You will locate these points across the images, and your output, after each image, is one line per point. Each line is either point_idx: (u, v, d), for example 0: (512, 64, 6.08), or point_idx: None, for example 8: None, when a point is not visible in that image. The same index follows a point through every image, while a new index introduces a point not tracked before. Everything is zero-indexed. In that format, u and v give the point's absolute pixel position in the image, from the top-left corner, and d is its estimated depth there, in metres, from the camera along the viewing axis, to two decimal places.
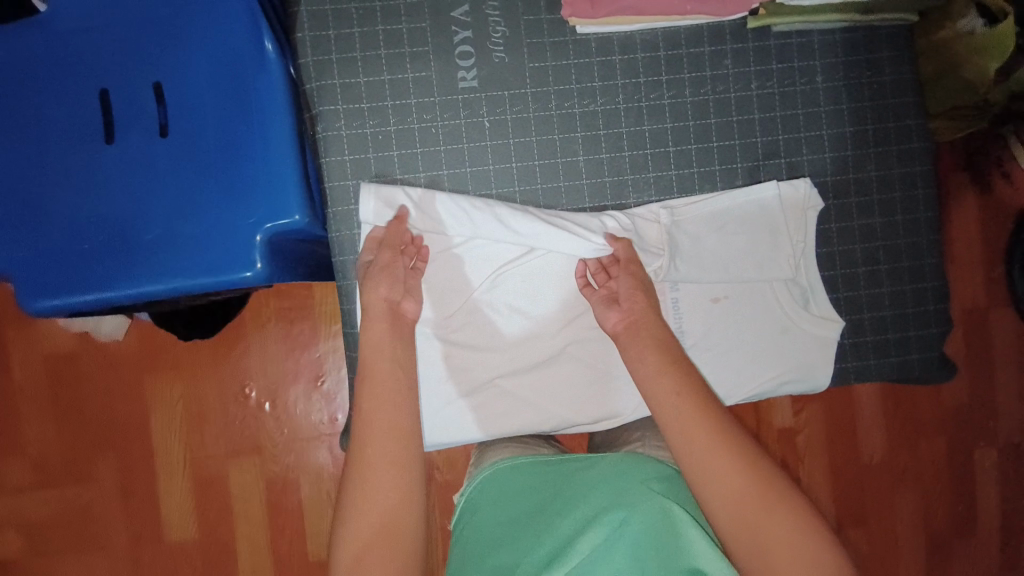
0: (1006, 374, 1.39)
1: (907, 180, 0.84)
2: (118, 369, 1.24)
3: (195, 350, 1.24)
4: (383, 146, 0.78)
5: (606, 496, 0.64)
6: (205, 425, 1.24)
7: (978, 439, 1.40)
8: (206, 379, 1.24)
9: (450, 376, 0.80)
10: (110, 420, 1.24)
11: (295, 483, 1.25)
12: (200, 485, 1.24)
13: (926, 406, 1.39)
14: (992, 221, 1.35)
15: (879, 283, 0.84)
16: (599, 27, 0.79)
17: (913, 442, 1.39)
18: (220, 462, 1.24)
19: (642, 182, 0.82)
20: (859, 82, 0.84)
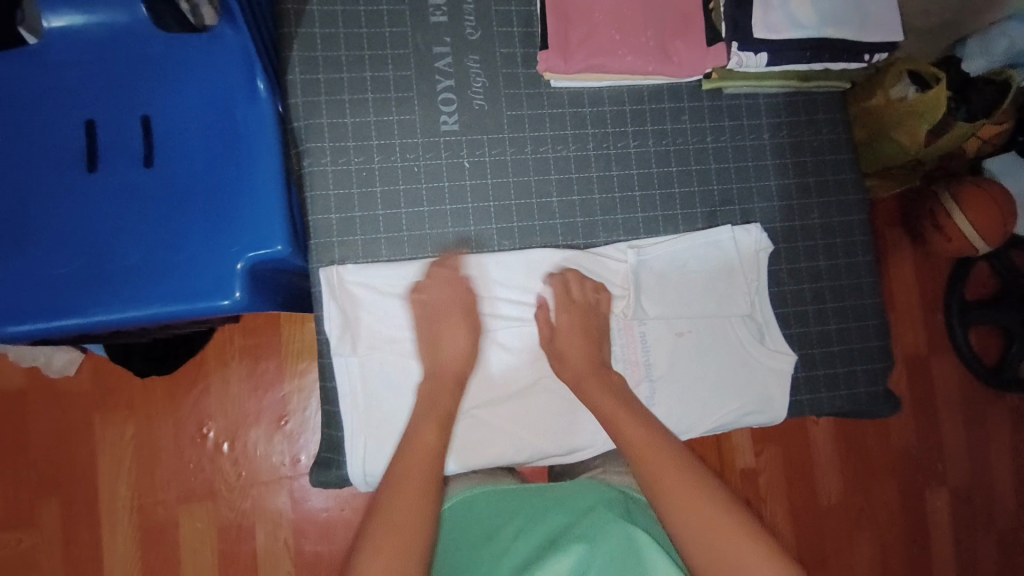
0: (947, 413, 1.48)
1: (846, 229, 0.93)
2: (67, 406, 1.18)
3: (154, 385, 1.20)
4: (366, 183, 0.82)
5: (574, 512, 0.68)
6: (157, 467, 1.19)
7: (925, 477, 1.47)
8: (161, 419, 1.20)
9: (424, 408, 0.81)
10: (53, 461, 1.17)
11: (252, 529, 1.20)
12: (147, 532, 1.18)
13: (877, 444, 1.46)
14: (924, 268, 1.48)
15: (826, 320, 0.91)
16: (570, 82, 0.86)
17: (865, 481, 1.45)
18: (171, 507, 1.19)
19: (611, 223, 0.87)
20: (802, 139, 0.93)
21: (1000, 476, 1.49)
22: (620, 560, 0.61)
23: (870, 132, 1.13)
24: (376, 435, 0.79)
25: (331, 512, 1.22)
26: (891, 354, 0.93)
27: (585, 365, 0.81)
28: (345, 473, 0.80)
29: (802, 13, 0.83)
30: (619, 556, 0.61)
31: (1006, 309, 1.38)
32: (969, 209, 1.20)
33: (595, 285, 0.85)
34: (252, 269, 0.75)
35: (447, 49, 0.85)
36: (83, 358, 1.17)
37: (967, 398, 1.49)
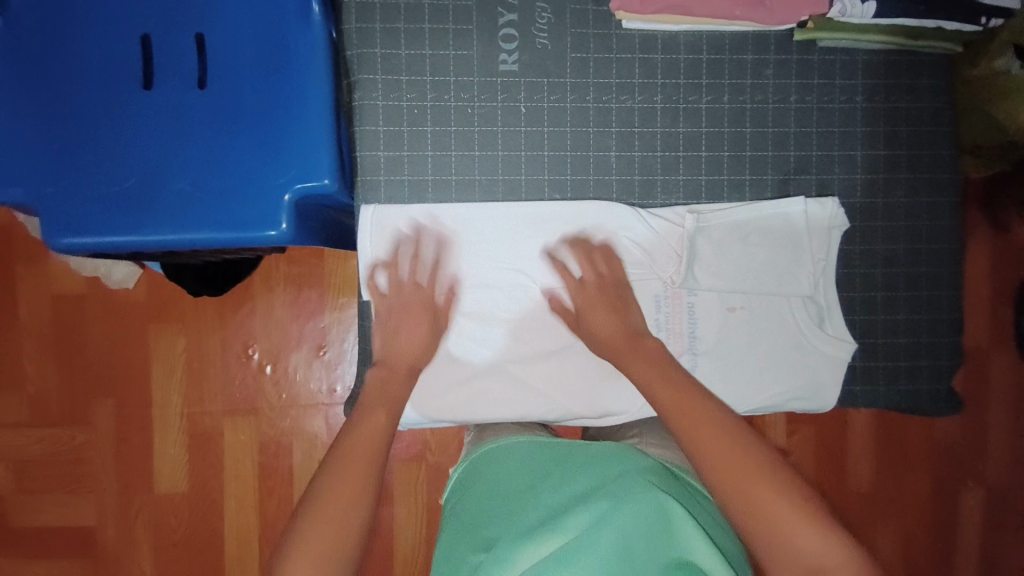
0: (1003, 419, 1.39)
1: (933, 211, 0.84)
2: (124, 316, 1.25)
3: (202, 305, 1.25)
4: (417, 121, 0.78)
5: (610, 471, 0.67)
6: (205, 381, 1.25)
7: (967, 479, 1.40)
8: (209, 337, 1.25)
9: (457, 355, 0.80)
10: (111, 366, 1.25)
11: (289, 447, 1.26)
12: (194, 439, 1.26)
13: (919, 438, 1.40)
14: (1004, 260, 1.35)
15: (895, 309, 0.84)
16: (644, 24, 0.78)
17: (901, 476, 1.40)
18: (216, 419, 1.26)
19: (671, 183, 0.82)
20: (897, 107, 0.83)
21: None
22: (645, 521, 0.59)
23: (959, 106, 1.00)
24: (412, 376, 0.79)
25: None
26: (960, 352, 0.86)
27: (631, 329, 0.78)
28: None
29: None
30: (645, 517, 0.59)
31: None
32: None
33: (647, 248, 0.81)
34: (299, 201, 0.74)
35: None
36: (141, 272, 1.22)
37: None
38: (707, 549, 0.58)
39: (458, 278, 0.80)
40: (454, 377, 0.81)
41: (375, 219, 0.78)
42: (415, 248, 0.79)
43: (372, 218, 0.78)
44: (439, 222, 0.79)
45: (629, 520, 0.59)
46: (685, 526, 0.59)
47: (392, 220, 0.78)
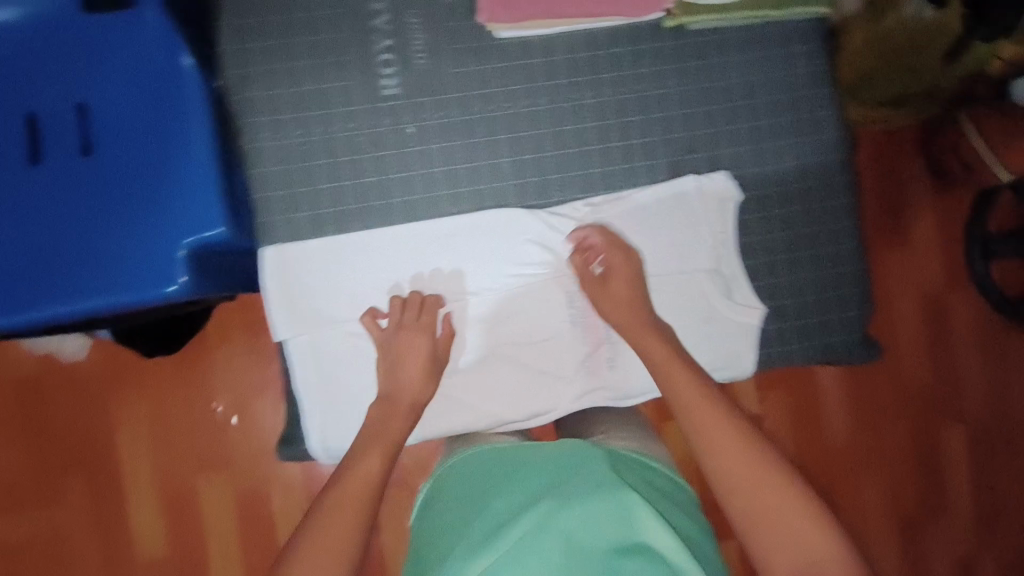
0: (967, 355, 1.48)
1: (822, 171, 0.87)
2: (84, 388, 1.23)
3: (161, 366, 1.24)
4: (308, 156, 0.79)
5: (581, 466, 0.68)
6: (173, 441, 1.24)
7: (944, 419, 1.47)
8: (172, 397, 1.24)
9: (380, 378, 0.82)
10: (79, 439, 1.23)
11: (267, 494, 1.26)
12: (171, 500, 1.24)
13: (887, 385, 1.46)
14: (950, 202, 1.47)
15: (800, 269, 0.87)
16: (517, 31, 0.80)
17: (877, 425, 1.45)
18: (191, 477, 1.24)
19: (566, 180, 0.84)
20: (776, 76, 0.86)
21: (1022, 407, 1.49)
22: (607, 522, 0.60)
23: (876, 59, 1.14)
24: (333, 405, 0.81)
25: None
26: (869, 300, 0.90)
27: None
28: (308, 447, 0.82)
29: None
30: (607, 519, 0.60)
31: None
32: None
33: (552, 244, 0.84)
34: (195, 253, 0.75)
35: (383, 5, 0.79)
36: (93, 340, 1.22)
37: (987, 337, 1.49)
38: (664, 538, 0.59)
39: (369, 301, 0.81)
40: (377, 402, 0.82)
41: (276, 256, 0.79)
42: (320, 278, 0.80)
43: (274, 256, 0.79)
44: (343, 250, 0.80)
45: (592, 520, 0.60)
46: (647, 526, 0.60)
47: (295, 255, 0.79)
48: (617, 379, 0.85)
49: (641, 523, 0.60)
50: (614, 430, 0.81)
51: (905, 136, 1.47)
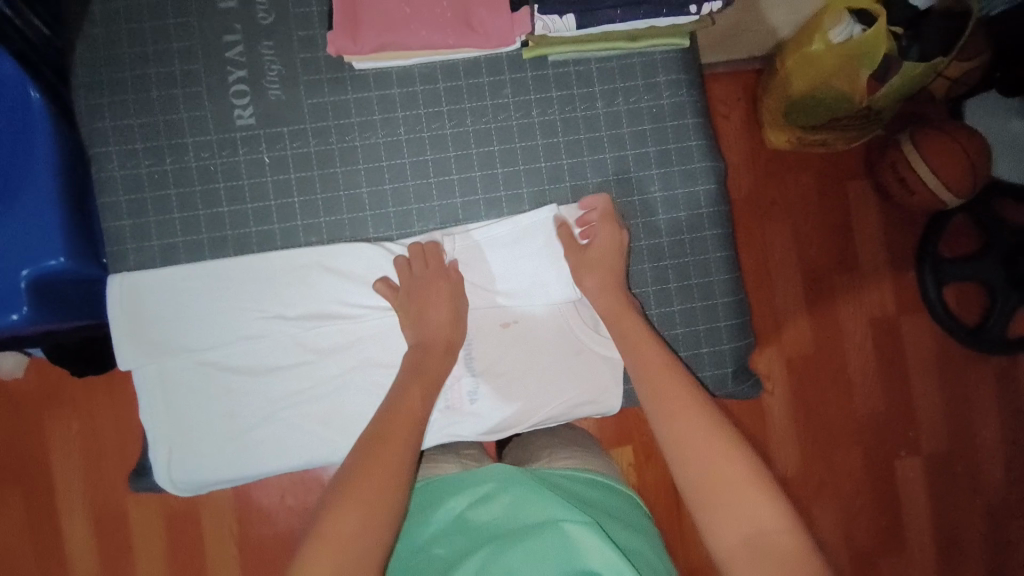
0: (923, 385, 1.45)
1: (691, 201, 0.86)
2: (18, 407, 1.20)
3: (91, 386, 1.22)
4: (160, 186, 0.79)
5: (522, 491, 0.67)
6: (104, 463, 1.22)
7: (900, 450, 1.44)
8: (103, 418, 1.22)
9: (232, 411, 0.80)
10: (10, 459, 1.20)
11: (198, 519, 1.23)
12: (103, 522, 1.21)
13: (837, 414, 1.43)
14: (896, 227, 1.45)
15: (668, 301, 0.86)
16: (372, 62, 0.80)
17: (828, 455, 1.42)
18: (123, 500, 1.22)
19: (426, 211, 0.83)
20: (639, 107, 0.85)
21: (984, 436, 1.45)
22: (546, 547, 0.60)
23: (809, 81, 1.23)
24: (182, 437, 0.80)
25: (274, 503, 1.24)
26: (744, 333, 0.88)
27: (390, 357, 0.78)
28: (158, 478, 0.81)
29: None
30: (548, 546, 0.60)
31: (988, 266, 1.37)
32: (928, 155, 1.27)
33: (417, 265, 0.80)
34: (36, 282, 0.76)
35: (237, 36, 0.80)
36: (27, 361, 1.18)
37: (943, 365, 1.45)
38: (603, 554, 0.58)
39: (220, 331, 0.79)
40: (226, 434, 0.80)
41: (125, 285, 0.77)
42: (169, 308, 0.79)
43: (122, 285, 0.77)
44: (195, 280, 0.79)
45: (535, 545, 0.60)
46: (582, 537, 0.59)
47: (144, 285, 0.78)
48: (482, 413, 0.84)
49: (579, 544, 0.59)
50: (559, 451, 0.82)
51: (847, 158, 1.45)
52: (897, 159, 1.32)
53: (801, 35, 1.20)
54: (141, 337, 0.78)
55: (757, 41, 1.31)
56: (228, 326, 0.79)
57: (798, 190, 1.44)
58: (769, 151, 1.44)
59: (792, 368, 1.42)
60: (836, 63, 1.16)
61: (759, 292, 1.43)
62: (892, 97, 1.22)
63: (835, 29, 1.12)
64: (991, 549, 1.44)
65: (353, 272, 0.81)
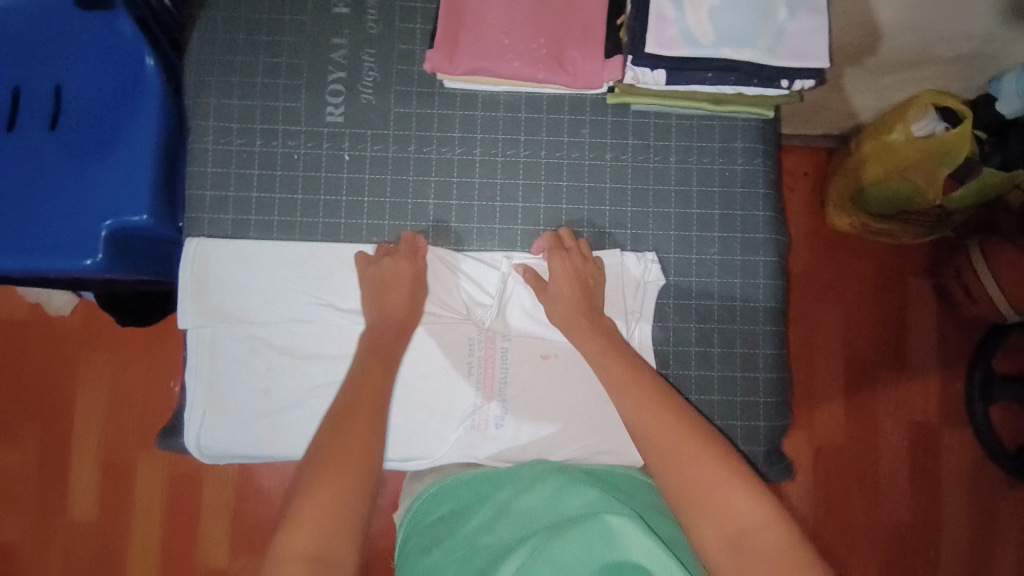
0: (956, 502, 1.37)
1: (748, 269, 0.85)
2: (62, 346, 1.25)
3: (131, 337, 1.26)
4: (245, 165, 0.83)
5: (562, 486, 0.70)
6: (125, 415, 1.25)
7: (920, 567, 1.35)
8: (134, 370, 1.26)
9: (268, 389, 0.81)
10: (43, 392, 1.25)
11: (201, 488, 1.25)
12: (110, 472, 1.24)
13: (860, 516, 1.36)
14: (952, 333, 1.40)
15: (709, 366, 0.84)
16: (462, 83, 0.83)
17: (843, 557, 1.35)
18: (132, 455, 1.25)
19: (486, 233, 0.85)
20: (712, 168, 0.86)
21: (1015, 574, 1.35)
22: (588, 539, 0.60)
23: (884, 169, 1.20)
24: (218, 406, 0.81)
25: (275, 486, 1.25)
26: (782, 414, 0.85)
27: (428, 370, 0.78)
28: (183, 441, 0.83)
29: (700, 29, 0.75)
30: (589, 538, 0.60)
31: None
32: (998, 268, 1.22)
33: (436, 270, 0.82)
34: (116, 233, 0.80)
35: (344, 41, 0.85)
36: (78, 302, 1.24)
37: (976, 485, 1.37)
38: (645, 545, 0.59)
39: (274, 309, 0.82)
40: (258, 411, 0.82)
41: (196, 248, 0.81)
42: (230, 278, 0.81)
43: (195, 250, 0.81)
44: (260, 257, 0.82)
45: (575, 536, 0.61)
46: (624, 530, 0.60)
47: (212, 251, 0.81)
48: (503, 439, 0.83)
49: (622, 540, 0.59)
50: None
51: (913, 253, 1.41)
52: (962, 266, 1.29)
53: (882, 122, 1.19)
54: (200, 300, 0.81)
55: (833, 121, 1.31)
56: (284, 307, 0.82)
57: (855, 277, 1.41)
58: (832, 231, 1.42)
59: (820, 457, 1.37)
60: (915, 156, 1.15)
61: (800, 373, 1.38)
62: (966, 201, 1.20)
63: (920, 122, 1.13)
64: None
65: None
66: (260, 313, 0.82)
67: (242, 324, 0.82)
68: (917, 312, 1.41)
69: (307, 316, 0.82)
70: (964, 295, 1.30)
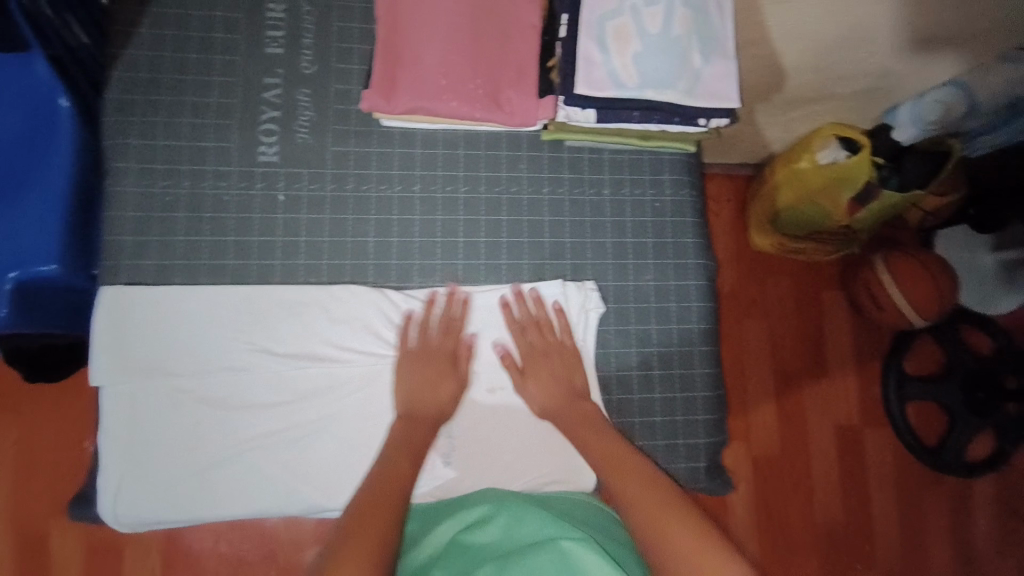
0: (883, 499, 1.47)
1: (681, 293, 0.89)
2: None
3: (41, 393, 1.16)
4: (170, 208, 0.79)
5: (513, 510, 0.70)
6: (32, 481, 1.14)
7: (857, 566, 1.43)
8: (44, 430, 1.16)
9: (195, 445, 0.76)
10: None
11: (123, 555, 1.14)
12: (15, 547, 1.12)
13: (799, 520, 1.43)
14: (867, 340, 1.52)
15: (651, 388, 0.87)
16: (400, 121, 0.84)
17: (786, 562, 1.41)
18: (43, 524, 1.13)
19: (428, 268, 0.85)
20: (643, 199, 0.91)
21: (939, 562, 1.46)
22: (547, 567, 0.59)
23: (795, 194, 1.31)
24: (136, 470, 0.74)
25: (207, 545, 1.15)
26: (720, 430, 0.89)
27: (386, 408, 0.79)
28: (100, 510, 0.75)
29: (625, 72, 0.79)
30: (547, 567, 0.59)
31: (949, 390, 1.44)
32: (901, 279, 1.35)
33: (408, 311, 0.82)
34: (21, 287, 0.74)
35: (277, 80, 0.84)
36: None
37: (904, 481, 1.48)
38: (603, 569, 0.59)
39: (202, 358, 0.77)
40: (184, 469, 0.75)
41: (112, 299, 0.76)
42: (153, 327, 0.76)
43: (110, 299, 0.76)
44: (185, 303, 0.77)
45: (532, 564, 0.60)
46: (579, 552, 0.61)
47: (130, 300, 0.76)
48: (454, 477, 0.82)
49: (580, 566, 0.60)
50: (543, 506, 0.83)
51: (827, 269, 1.54)
52: (870, 279, 1.40)
53: (792, 150, 1.29)
54: (119, 351, 0.76)
55: (750, 150, 1.41)
56: (214, 354, 0.77)
57: (777, 293, 1.51)
58: (754, 251, 1.52)
59: (758, 467, 1.44)
60: (822, 184, 1.25)
61: (733, 386, 1.46)
62: (869, 220, 1.32)
63: (824, 152, 1.22)
64: None
65: (348, 318, 0.81)
66: (187, 362, 0.77)
67: (165, 375, 0.76)
68: (834, 323, 1.53)
69: (240, 364, 0.78)
70: (872, 305, 1.42)
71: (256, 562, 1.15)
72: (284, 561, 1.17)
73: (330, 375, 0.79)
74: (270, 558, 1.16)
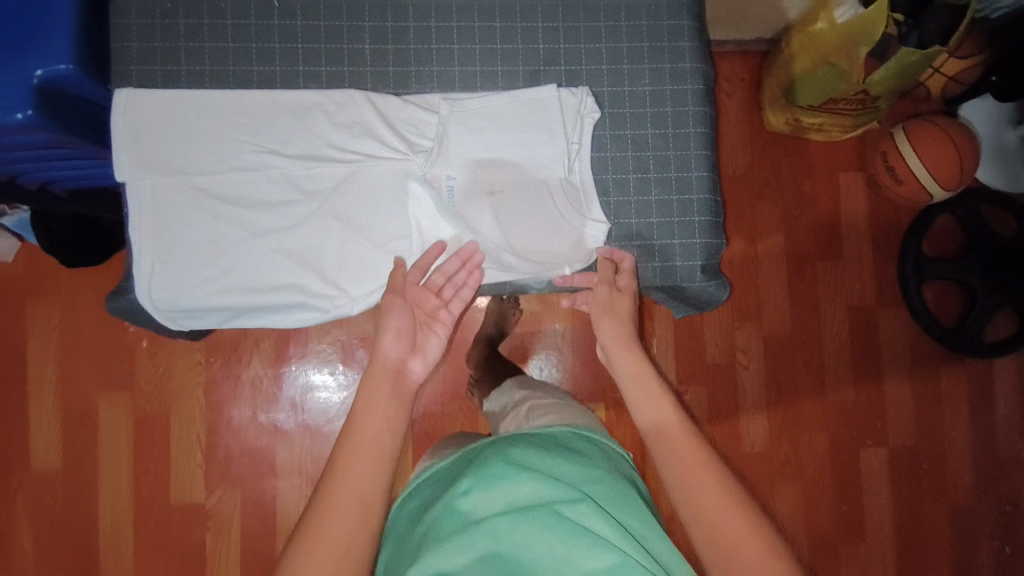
0: (895, 373, 1.47)
1: (678, 97, 0.90)
2: (7, 291, 1.26)
3: (78, 276, 1.27)
4: (169, 16, 0.82)
5: (507, 472, 0.65)
6: (80, 357, 1.27)
7: (865, 437, 1.45)
8: (85, 307, 1.27)
9: (217, 237, 0.82)
10: None
11: (166, 420, 1.27)
12: (71, 418, 1.26)
13: (808, 398, 1.45)
14: (884, 215, 1.48)
15: (647, 190, 0.89)
16: None
17: (794, 436, 1.44)
18: (91, 397, 1.26)
19: (424, 75, 0.87)
20: (639, 2, 0.90)
21: (951, 432, 1.47)
22: None
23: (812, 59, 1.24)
24: (164, 260, 0.81)
25: (243, 418, 1.28)
26: (716, 232, 0.91)
27: (395, 212, 0.85)
28: (136, 300, 0.82)
29: None
30: None
31: (972, 269, 1.39)
32: (914, 135, 1.30)
33: (401, 114, 0.85)
34: (48, 86, 0.76)
35: None
36: (19, 247, 1.24)
37: (916, 352, 1.47)
38: None
39: (214, 158, 0.82)
40: (208, 259, 0.82)
41: (127, 101, 0.80)
42: (167, 125, 0.81)
43: (126, 101, 0.80)
44: (196, 105, 0.82)
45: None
46: None
47: (144, 103, 0.81)
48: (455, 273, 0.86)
49: None
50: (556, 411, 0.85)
51: (843, 147, 1.48)
52: (890, 150, 1.34)
53: (807, 15, 1.23)
54: (138, 147, 0.81)
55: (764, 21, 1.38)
56: (226, 153, 0.82)
57: (791, 166, 1.47)
58: (769, 133, 1.46)
59: (768, 345, 1.44)
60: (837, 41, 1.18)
61: (745, 265, 1.45)
62: (887, 84, 1.22)
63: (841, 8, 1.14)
64: (954, 545, 1.46)
65: (348, 122, 0.84)
66: (201, 160, 0.82)
67: (182, 171, 0.82)
68: (850, 195, 1.48)
69: (251, 165, 0.83)
70: (889, 176, 1.35)
71: (291, 430, 1.29)
72: (315, 427, 1.29)
73: (331, 175, 0.84)
74: (303, 425, 1.29)
